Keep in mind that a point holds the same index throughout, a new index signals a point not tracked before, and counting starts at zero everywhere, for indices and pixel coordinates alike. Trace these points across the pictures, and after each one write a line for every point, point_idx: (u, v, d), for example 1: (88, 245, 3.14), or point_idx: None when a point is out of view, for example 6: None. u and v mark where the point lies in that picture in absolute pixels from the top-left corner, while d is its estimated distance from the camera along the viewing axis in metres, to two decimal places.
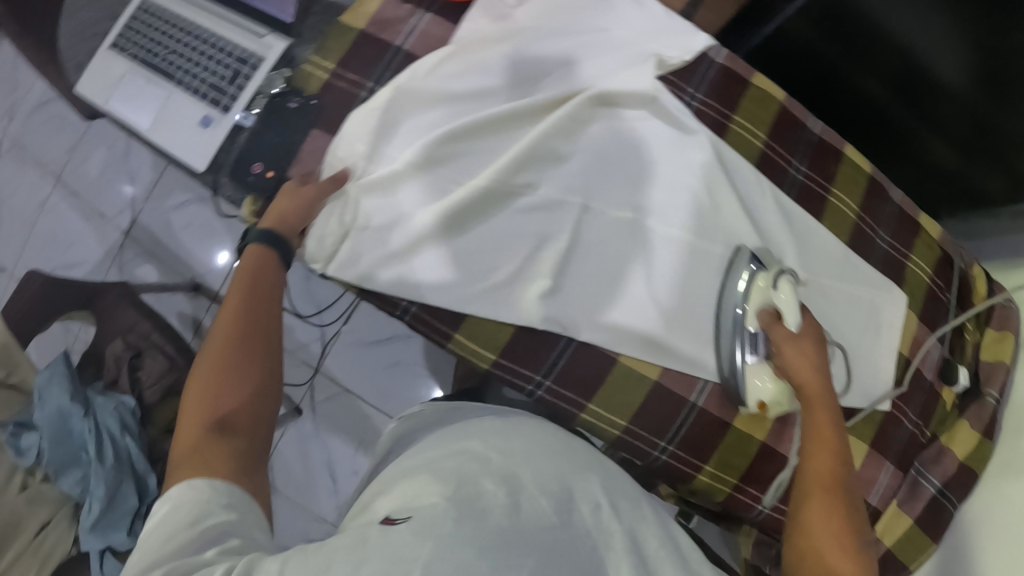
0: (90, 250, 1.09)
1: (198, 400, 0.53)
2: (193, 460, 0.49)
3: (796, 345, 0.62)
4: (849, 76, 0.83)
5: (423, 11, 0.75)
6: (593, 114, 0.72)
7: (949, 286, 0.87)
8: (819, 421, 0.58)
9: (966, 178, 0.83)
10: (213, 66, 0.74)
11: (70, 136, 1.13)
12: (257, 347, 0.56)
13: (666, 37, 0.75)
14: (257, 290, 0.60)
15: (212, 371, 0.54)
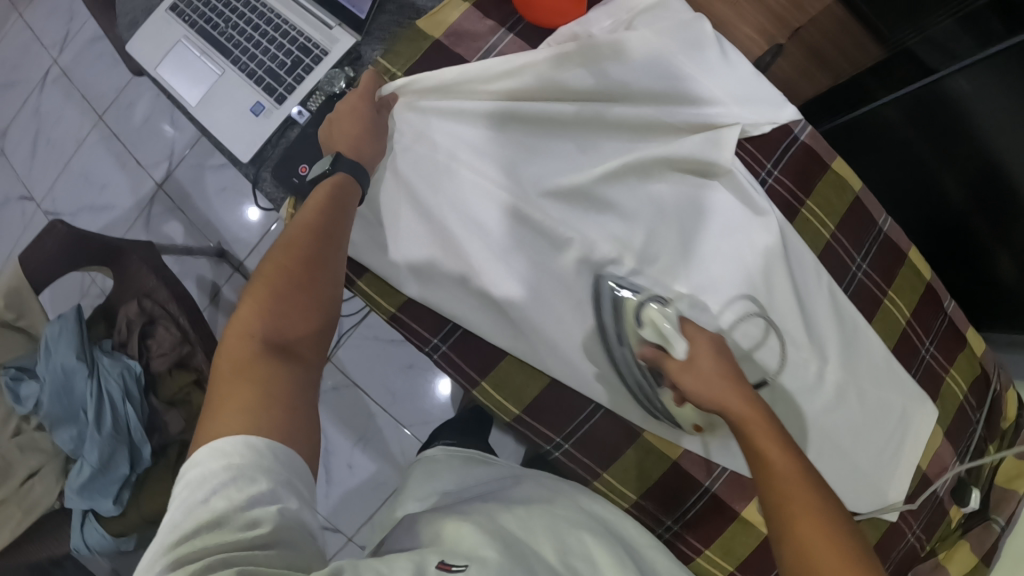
0: (120, 197, 1.06)
1: (255, 317, 0.50)
2: (244, 381, 0.47)
3: (693, 372, 0.55)
4: (931, 169, 0.79)
5: (505, 30, 0.70)
6: (664, 173, 0.68)
7: (981, 405, 0.84)
8: (771, 458, 0.47)
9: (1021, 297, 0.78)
10: (272, 50, 0.72)
11: (115, 76, 1.08)
12: (320, 271, 0.55)
13: (752, 104, 0.71)
14: (331, 213, 0.58)
15: (279, 288, 0.52)
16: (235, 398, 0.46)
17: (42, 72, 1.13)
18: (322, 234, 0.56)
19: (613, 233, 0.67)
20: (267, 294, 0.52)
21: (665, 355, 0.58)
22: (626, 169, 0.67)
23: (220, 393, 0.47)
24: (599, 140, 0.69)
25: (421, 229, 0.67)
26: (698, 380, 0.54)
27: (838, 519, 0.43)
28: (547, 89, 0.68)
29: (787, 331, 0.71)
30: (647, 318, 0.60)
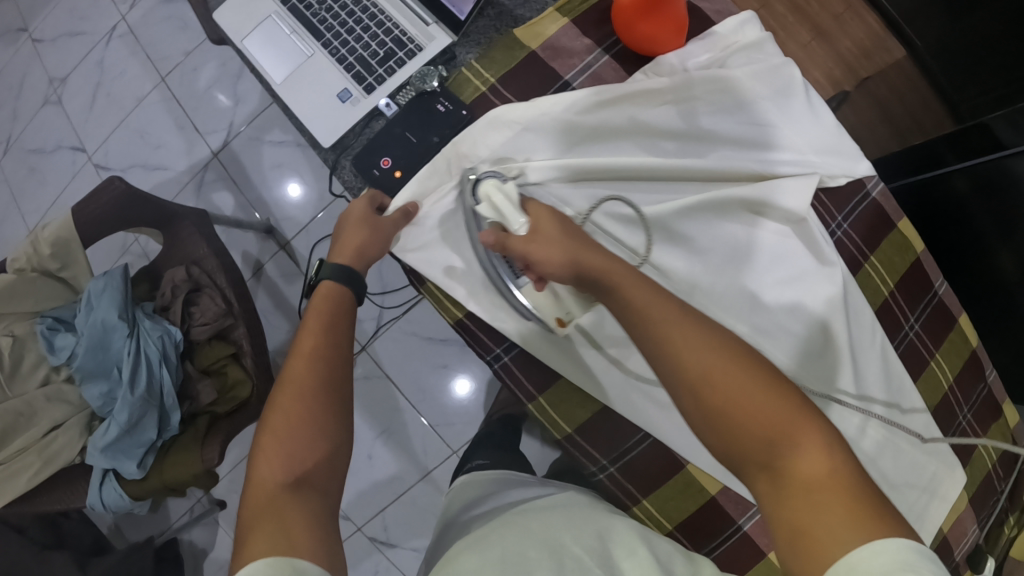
0: (173, 160, 1.05)
1: (272, 452, 0.51)
2: (270, 514, 0.46)
3: (536, 243, 0.54)
4: (990, 249, 0.79)
5: (601, 51, 0.70)
6: (739, 212, 0.69)
7: (1007, 476, 0.85)
8: (649, 314, 0.47)
9: None
10: (365, 40, 0.72)
11: (183, 38, 1.08)
12: (328, 386, 0.55)
13: (832, 155, 0.72)
14: (331, 324, 0.59)
15: (288, 418, 0.53)
16: (263, 530, 0.45)
17: (108, 23, 1.13)
18: (326, 353, 0.57)
19: (682, 269, 0.68)
20: (277, 429, 0.52)
21: (505, 233, 0.57)
22: (709, 207, 0.67)
23: (248, 531, 0.46)
24: (683, 174, 0.68)
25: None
26: (547, 249, 0.54)
27: (713, 339, 0.46)
28: (635, 120, 0.68)
29: (840, 384, 0.71)
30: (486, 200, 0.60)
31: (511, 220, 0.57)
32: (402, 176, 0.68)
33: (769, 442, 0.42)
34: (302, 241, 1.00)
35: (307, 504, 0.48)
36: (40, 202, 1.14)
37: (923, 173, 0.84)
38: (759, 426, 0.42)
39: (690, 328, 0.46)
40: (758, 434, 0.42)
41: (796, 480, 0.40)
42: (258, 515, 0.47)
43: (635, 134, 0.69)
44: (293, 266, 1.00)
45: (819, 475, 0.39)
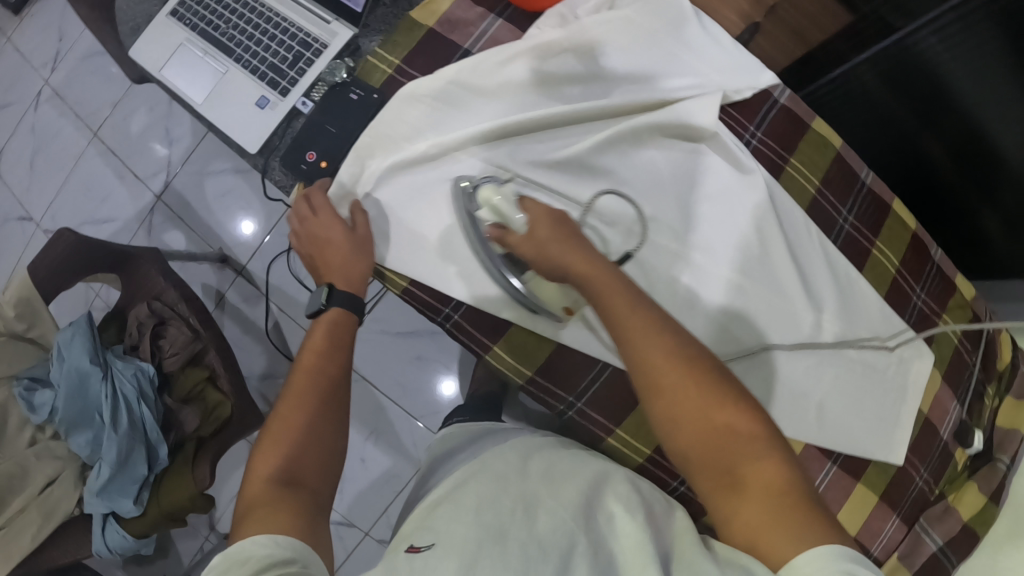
0: (121, 208, 1.08)
1: (274, 452, 0.55)
2: (264, 508, 0.50)
3: (531, 245, 0.58)
4: (913, 135, 0.84)
5: (494, 16, 0.73)
6: (652, 138, 0.70)
7: (975, 349, 0.87)
8: (627, 330, 0.52)
9: (996, 252, 0.86)
10: (273, 47, 0.75)
11: (111, 92, 1.11)
12: (328, 398, 0.60)
13: (734, 72, 0.74)
14: (334, 341, 0.64)
15: (289, 423, 0.57)
16: (258, 516, 0.49)
17: (36, 93, 1.16)
18: (330, 366, 0.62)
19: (605, 201, 0.69)
20: (281, 429, 0.57)
21: (506, 232, 0.61)
22: (622, 139, 0.70)
23: (242, 520, 0.50)
24: (593, 113, 0.69)
25: (436, 205, 0.69)
26: (539, 250, 0.58)
27: (688, 356, 0.52)
28: (538, 71, 0.70)
29: (782, 284, 0.73)
30: (484, 204, 0.63)
31: (511, 221, 0.60)
32: (328, 166, 0.72)
33: (731, 464, 0.49)
34: (258, 262, 1.02)
35: (297, 498, 0.52)
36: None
37: (831, 74, 0.86)
38: (722, 451, 0.49)
39: (673, 360, 0.51)
40: (721, 452, 0.49)
41: (747, 489, 0.47)
42: (253, 505, 0.51)
43: (540, 85, 0.70)
44: (253, 288, 1.03)
45: (772, 481, 0.47)
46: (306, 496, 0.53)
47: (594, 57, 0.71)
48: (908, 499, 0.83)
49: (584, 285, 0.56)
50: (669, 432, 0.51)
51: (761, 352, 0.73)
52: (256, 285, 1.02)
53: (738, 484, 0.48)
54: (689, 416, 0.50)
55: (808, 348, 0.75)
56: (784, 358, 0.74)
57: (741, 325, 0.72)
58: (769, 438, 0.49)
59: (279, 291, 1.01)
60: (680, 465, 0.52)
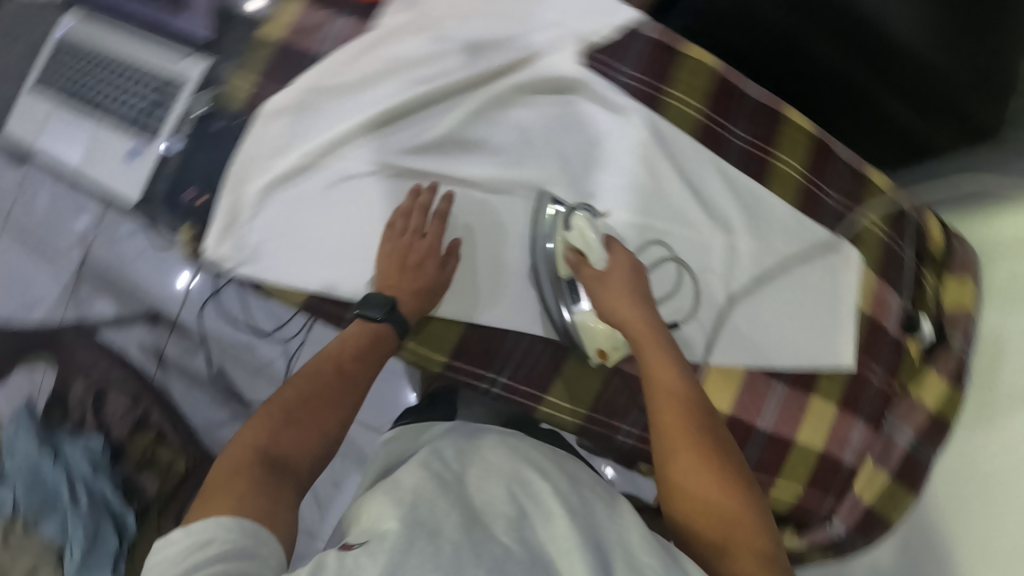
0: None
1: (266, 430, 0.57)
2: (235, 484, 0.51)
3: (603, 285, 0.64)
4: (809, 46, 0.80)
5: (340, 15, 0.72)
6: (517, 98, 0.69)
7: (905, 238, 0.85)
8: (661, 381, 0.60)
9: (917, 136, 0.84)
10: (135, 93, 0.74)
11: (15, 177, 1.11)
12: (330, 403, 0.61)
13: (591, 15, 0.72)
14: (362, 356, 0.64)
15: (285, 407, 0.59)
16: (226, 491, 0.51)
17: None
18: (351, 373, 0.63)
19: (484, 171, 0.68)
20: (280, 411, 0.59)
21: (585, 261, 0.65)
22: (485, 107, 0.68)
23: (218, 484, 0.52)
24: (452, 89, 0.68)
25: (316, 216, 0.68)
26: (603, 288, 0.64)
27: (704, 414, 0.58)
28: (389, 59, 0.69)
29: (684, 213, 0.72)
30: (562, 236, 0.66)
31: (592, 254, 0.65)
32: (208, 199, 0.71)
33: (722, 513, 0.52)
34: (188, 312, 0.99)
35: (278, 483, 0.53)
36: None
37: None
38: (716, 503, 0.53)
39: (690, 411, 0.58)
40: (715, 502, 0.53)
41: (730, 539, 0.50)
42: (230, 478, 0.52)
43: (398, 72, 0.69)
44: (190, 339, 0.99)
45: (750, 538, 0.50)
46: (281, 483, 0.53)
47: (446, 33, 0.69)
48: (870, 402, 0.82)
49: (628, 336, 0.63)
50: (671, 475, 0.55)
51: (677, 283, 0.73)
52: (192, 335, 0.99)
53: (721, 532, 0.51)
54: (695, 463, 0.55)
55: (724, 269, 0.74)
56: (697, 287, 0.73)
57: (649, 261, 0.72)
58: (753, 501, 0.53)
59: (216, 337, 0.99)
60: (671, 515, 0.55)
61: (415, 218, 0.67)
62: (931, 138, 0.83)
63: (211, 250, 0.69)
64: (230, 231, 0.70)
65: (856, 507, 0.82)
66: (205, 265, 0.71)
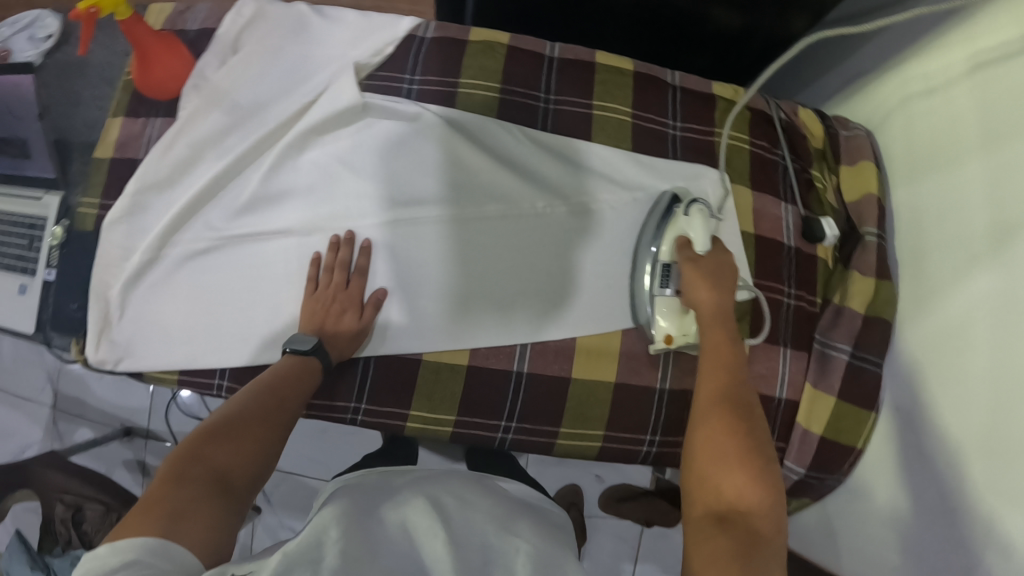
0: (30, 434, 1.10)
1: (202, 442, 0.49)
2: (154, 504, 0.43)
3: (698, 267, 0.62)
4: None
5: (154, 118, 0.76)
6: (311, 140, 0.71)
7: (777, 143, 0.80)
8: (728, 356, 0.56)
9: (755, 32, 0.81)
10: (12, 239, 0.80)
11: None
12: (270, 422, 0.53)
13: (370, 38, 0.73)
14: (288, 384, 0.58)
15: (220, 423, 0.51)
16: (149, 511, 0.42)
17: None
18: (287, 397, 0.57)
19: (297, 219, 0.70)
20: (214, 427, 0.51)
21: (687, 245, 0.64)
22: (285, 157, 0.70)
23: (139, 504, 0.43)
24: (255, 151, 0.71)
25: (173, 301, 0.72)
26: (697, 271, 0.62)
27: (749, 401, 0.54)
28: (196, 142, 0.72)
29: (506, 192, 0.69)
30: (673, 225, 0.66)
31: (694, 237, 0.64)
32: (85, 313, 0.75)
33: (736, 501, 0.47)
34: (157, 420, 1.02)
35: (216, 502, 0.45)
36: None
37: None
38: (738, 488, 0.47)
39: (741, 393, 0.54)
40: (732, 485, 0.47)
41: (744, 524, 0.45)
42: (153, 500, 0.43)
43: (208, 155, 0.72)
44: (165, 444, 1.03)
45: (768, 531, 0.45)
46: (221, 502, 0.45)
47: (241, 102, 0.72)
48: (786, 321, 0.76)
49: (702, 315, 0.60)
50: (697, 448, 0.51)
51: (521, 262, 0.69)
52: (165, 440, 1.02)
53: (734, 516, 0.46)
54: (716, 445, 0.50)
55: (568, 234, 0.70)
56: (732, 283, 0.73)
57: (480, 251, 0.69)
58: (780, 501, 0.47)
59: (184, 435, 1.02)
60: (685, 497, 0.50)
61: (337, 272, 0.67)
62: (770, 29, 0.80)
63: (92, 356, 0.72)
64: (105, 335, 0.73)
65: (806, 444, 0.74)
66: (95, 371, 0.74)
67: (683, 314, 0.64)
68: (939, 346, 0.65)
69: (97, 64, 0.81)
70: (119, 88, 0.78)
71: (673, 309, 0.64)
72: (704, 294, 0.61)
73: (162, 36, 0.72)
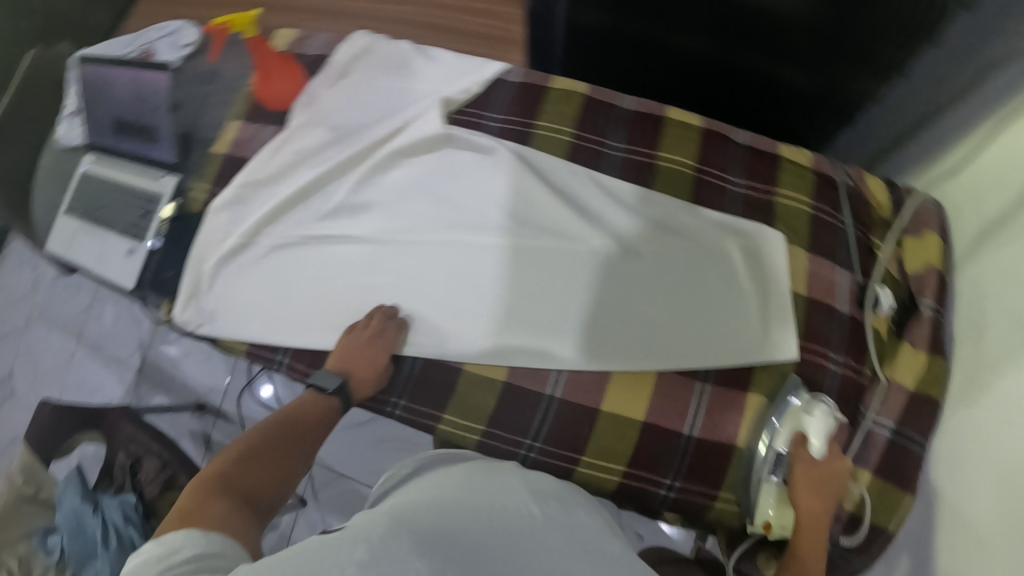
0: (113, 393, 1.22)
1: (231, 466, 0.60)
2: (198, 509, 0.52)
3: (812, 473, 0.67)
4: (679, 42, 0.81)
5: (266, 125, 0.86)
6: (396, 161, 0.78)
7: (841, 209, 0.80)
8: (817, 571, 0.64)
9: (833, 93, 0.81)
10: (130, 209, 0.93)
11: (81, 298, 1.31)
12: (289, 448, 0.65)
13: (459, 76, 0.80)
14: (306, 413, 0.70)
15: (246, 448, 0.62)
16: (198, 512, 0.52)
17: (24, 317, 1.32)
18: (309, 429, 0.68)
19: (371, 226, 0.77)
20: (242, 452, 0.62)
21: (805, 446, 0.68)
22: (371, 172, 0.78)
23: (182, 510, 0.52)
24: (347, 162, 0.79)
25: (254, 283, 0.81)
26: (813, 478, 0.67)
27: None
28: (298, 153, 0.81)
29: (562, 226, 0.74)
30: (791, 416, 0.69)
31: (813, 441, 0.67)
32: None
33: None
34: (228, 403, 1.16)
35: (246, 510, 0.56)
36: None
37: (559, 35, 0.86)
38: None
39: None
40: None
41: None
42: (198, 506, 0.53)
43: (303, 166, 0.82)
44: (231, 426, 1.15)
45: None
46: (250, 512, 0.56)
47: (342, 123, 0.82)
48: (831, 387, 0.74)
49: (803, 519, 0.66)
50: None
51: (563, 293, 0.72)
52: (231, 421, 1.14)
53: None
54: None
55: (613, 276, 0.73)
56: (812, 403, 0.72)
57: (525, 278, 0.73)
58: None
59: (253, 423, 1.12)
60: None
61: (375, 320, 0.73)
62: (845, 92, 0.80)
63: (179, 315, 0.83)
64: (193, 299, 0.83)
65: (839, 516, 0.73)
66: (179, 331, 0.84)
67: (785, 506, 0.69)
68: (982, 425, 0.65)
69: (225, 72, 0.93)
70: (242, 95, 0.90)
71: (780, 500, 0.69)
72: (809, 500, 0.66)
73: (283, 56, 0.84)
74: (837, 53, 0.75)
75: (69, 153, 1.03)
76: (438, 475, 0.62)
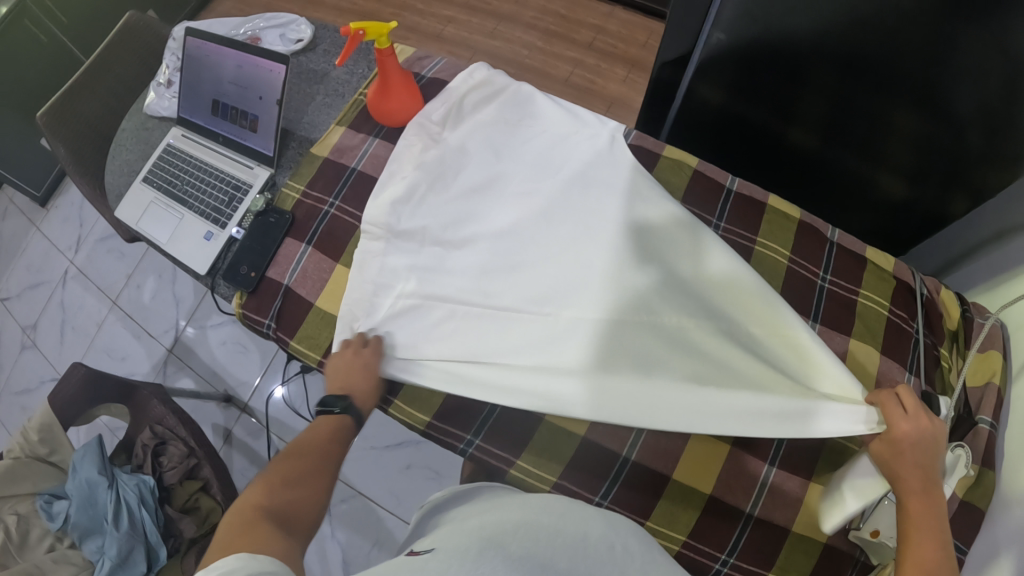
0: (140, 364, 1.31)
1: (267, 491, 0.59)
2: (242, 533, 0.52)
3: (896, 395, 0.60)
4: (784, 130, 0.86)
5: (372, 138, 0.88)
6: (507, 200, 0.77)
7: (914, 315, 0.82)
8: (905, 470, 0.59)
9: (918, 204, 0.86)
10: (213, 193, 0.92)
11: (127, 266, 1.41)
12: (318, 475, 0.64)
13: (581, 128, 0.79)
14: (329, 436, 0.69)
15: (277, 472, 0.62)
16: (244, 537, 0.51)
17: (63, 273, 1.46)
18: (329, 446, 0.68)
19: (475, 262, 0.75)
20: (277, 476, 0.61)
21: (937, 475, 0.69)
22: (473, 206, 0.78)
23: (228, 538, 0.51)
24: (452, 185, 0.79)
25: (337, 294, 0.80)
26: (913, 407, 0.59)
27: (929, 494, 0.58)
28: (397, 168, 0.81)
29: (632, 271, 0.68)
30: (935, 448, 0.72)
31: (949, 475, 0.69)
32: (258, 274, 0.83)
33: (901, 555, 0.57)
34: (257, 399, 1.24)
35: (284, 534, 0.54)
36: (12, 408, 1.37)
37: (675, 98, 0.89)
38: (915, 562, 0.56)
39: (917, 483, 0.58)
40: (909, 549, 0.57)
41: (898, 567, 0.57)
42: (241, 530, 0.52)
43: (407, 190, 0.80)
44: (255, 422, 1.23)
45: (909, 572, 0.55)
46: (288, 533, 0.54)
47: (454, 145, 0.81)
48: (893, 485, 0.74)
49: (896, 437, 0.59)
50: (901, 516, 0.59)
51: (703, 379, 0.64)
52: (257, 418, 1.22)
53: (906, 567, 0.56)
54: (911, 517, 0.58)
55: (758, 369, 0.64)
56: None
57: (640, 352, 0.66)
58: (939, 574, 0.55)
59: (278, 422, 1.21)
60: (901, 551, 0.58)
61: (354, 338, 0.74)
62: (931, 205, 0.85)
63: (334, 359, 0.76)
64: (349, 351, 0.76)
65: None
66: (248, 326, 0.84)
67: None
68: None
69: (336, 77, 0.96)
70: (351, 102, 0.92)
71: None
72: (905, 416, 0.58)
73: (404, 74, 0.83)
74: (936, 170, 0.79)
75: (156, 122, 1.04)
76: (516, 500, 0.61)
